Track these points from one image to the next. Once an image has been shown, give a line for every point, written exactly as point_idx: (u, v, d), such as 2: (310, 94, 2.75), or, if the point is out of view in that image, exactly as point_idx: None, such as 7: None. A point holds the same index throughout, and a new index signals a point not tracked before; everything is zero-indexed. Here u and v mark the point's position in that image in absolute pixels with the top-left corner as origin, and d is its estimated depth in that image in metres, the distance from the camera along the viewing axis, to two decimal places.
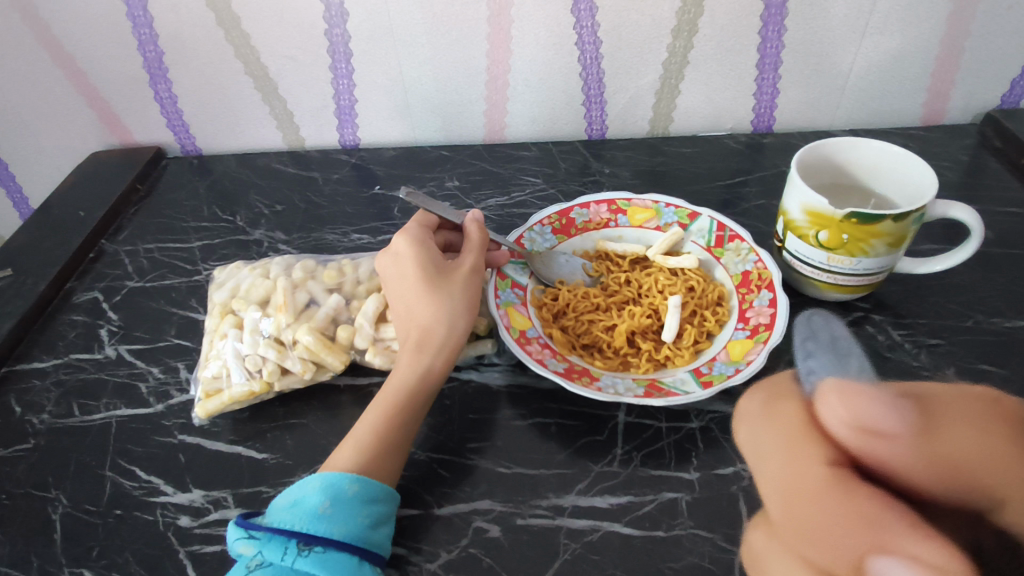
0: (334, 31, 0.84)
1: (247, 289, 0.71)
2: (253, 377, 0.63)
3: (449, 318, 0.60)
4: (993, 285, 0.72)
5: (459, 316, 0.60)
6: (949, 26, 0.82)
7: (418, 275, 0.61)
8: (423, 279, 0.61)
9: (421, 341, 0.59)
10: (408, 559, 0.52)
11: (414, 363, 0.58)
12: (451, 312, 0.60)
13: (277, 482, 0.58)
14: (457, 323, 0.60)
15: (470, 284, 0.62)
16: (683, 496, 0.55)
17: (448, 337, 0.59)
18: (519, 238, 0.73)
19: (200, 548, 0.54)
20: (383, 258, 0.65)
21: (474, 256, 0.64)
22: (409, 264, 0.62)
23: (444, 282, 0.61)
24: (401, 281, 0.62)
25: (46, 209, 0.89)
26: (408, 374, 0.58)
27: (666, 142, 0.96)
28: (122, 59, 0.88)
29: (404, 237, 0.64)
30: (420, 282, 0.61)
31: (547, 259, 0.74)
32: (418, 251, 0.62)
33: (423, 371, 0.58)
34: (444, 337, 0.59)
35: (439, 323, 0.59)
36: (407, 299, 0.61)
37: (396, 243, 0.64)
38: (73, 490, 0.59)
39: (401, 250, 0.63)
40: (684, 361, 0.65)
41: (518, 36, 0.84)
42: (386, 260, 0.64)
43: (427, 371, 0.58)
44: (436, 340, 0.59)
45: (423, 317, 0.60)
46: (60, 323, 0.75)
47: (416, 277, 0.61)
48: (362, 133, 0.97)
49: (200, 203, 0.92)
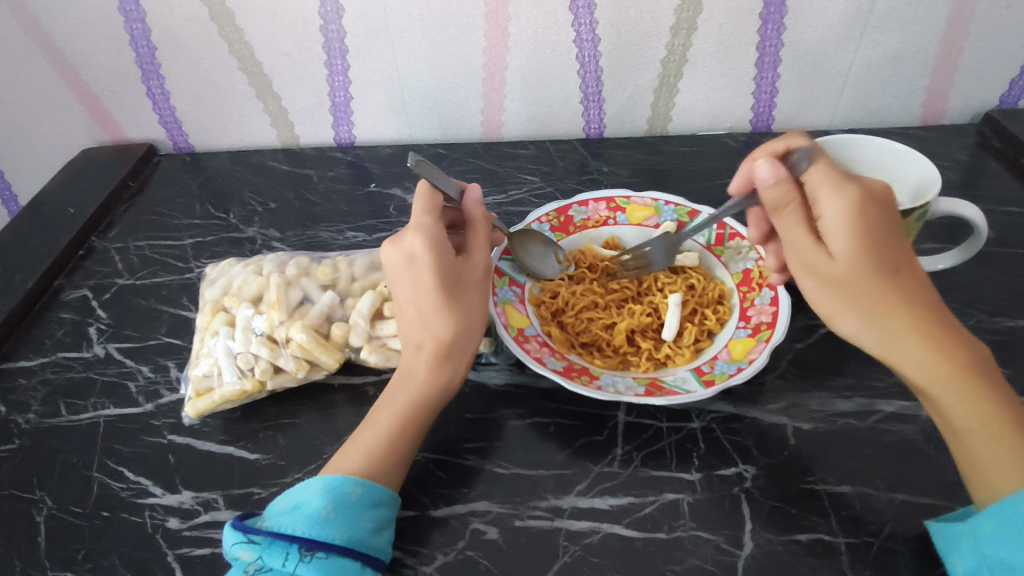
0: (329, 27, 0.83)
1: (240, 286, 0.69)
2: (244, 376, 0.62)
3: (467, 333, 0.56)
4: (995, 284, 0.72)
5: (478, 324, 0.57)
6: (949, 25, 0.82)
7: (441, 281, 0.55)
8: (442, 290, 0.55)
9: (439, 356, 0.55)
10: (403, 562, 0.51)
11: (438, 375, 0.54)
12: (470, 324, 0.56)
13: (269, 484, 0.57)
14: (477, 330, 0.57)
15: (484, 285, 0.58)
16: (685, 497, 0.54)
17: (466, 353, 0.56)
18: (519, 231, 0.71)
19: (189, 552, 0.52)
20: (391, 253, 0.56)
21: (484, 256, 0.59)
22: (426, 272, 0.55)
23: (464, 288, 0.56)
24: (416, 286, 0.55)
25: (36, 205, 0.87)
26: (424, 388, 0.54)
27: (664, 141, 0.95)
28: (112, 54, 0.87)
29: (418, 234, 0.56)
30: (439, 290, 0.55)
31: (535, 240, 0.72)
32: (438, 254, 0.55)
33: (446, 381, 0.55)
34: (466, 345, 0.56)
35: (459, 336, 0.55)
36: (422, 310, 0.55)
37: (410, 242, 0.55)
38: (59, 492, 0.57)
39: (419, 251, 0.55)
40: (685, 359, 0.63)
41: (515, 33, 0.83)
42: (396, 259, 0.56)
43: (450, 381, 0.55)
44: (461, 349, 0.55)
45: (445, 325, 0.55)
46: (48, 322, 0.74)
47: (433, 288, 0.55)
48: (358, 131, 0.96)
49: (192, 201, 0.91)
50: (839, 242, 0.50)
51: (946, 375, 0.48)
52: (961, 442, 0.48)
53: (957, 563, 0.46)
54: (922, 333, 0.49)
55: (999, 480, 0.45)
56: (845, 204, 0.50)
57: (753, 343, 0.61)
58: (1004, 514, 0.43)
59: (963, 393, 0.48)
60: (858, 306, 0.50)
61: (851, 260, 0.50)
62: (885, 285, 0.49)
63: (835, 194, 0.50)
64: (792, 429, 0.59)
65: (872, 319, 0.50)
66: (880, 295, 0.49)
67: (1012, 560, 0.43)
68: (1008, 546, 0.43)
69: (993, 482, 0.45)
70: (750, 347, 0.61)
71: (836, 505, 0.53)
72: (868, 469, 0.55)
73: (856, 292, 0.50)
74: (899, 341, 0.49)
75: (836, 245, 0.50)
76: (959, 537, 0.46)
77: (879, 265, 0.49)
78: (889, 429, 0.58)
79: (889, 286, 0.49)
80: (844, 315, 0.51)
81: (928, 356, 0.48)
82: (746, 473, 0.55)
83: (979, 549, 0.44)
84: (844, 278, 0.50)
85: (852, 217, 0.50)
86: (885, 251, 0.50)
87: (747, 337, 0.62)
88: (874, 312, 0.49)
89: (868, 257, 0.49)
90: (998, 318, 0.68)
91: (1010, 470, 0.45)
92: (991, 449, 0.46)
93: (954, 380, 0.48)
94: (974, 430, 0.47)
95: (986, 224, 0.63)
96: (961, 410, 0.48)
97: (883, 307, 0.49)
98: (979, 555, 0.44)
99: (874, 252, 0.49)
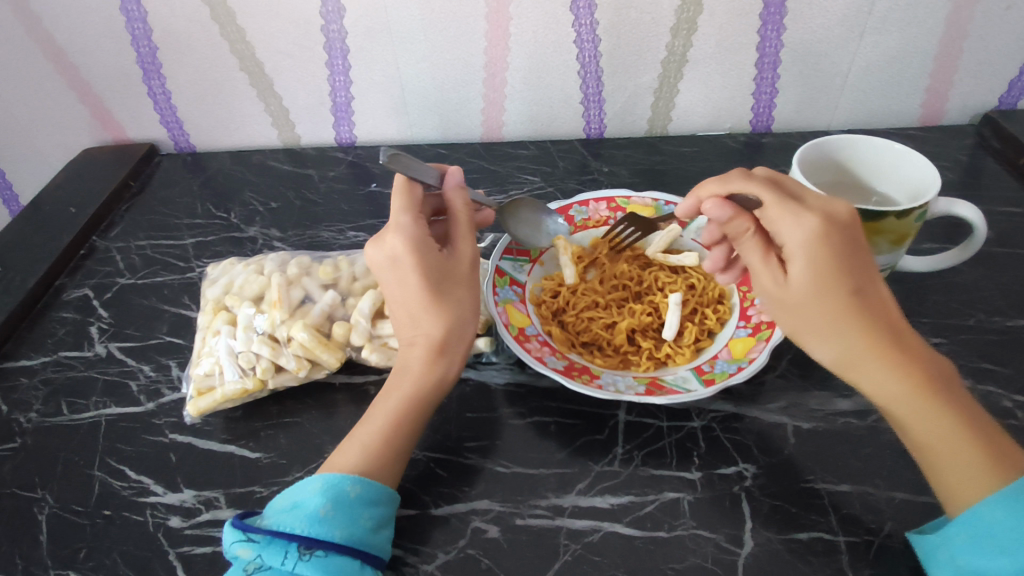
0: (331, 27, 0.83)
1: (241, 285, 0.69)
2: (245, 375, 0.62)
3: (458, 327, 0.56)
4: (994, 284, 0.72)
5: (471, 316, 0.57)
6: (948, 27, 0.82)
7: (428, 280, 0.55)
8: (429, 289, 0.54)
9: (433, 352, 0.55)
10: (404, 560, 0.51)
11: (433, 371, 0.55)
12: (462, 319, 0.56)
13: (270, 482, 0.57)
14: (470, 323, 0.57)
15: (472, 278, 0.58)
16: (685, 496, 0.54)
17: (460, 346, 0.56)
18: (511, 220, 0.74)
19: (190, 550, 0.53)
20: (375, 252, 0.56)
21: (470, 246, 0.59)
22: (411, 272, 0.55)
23: (453, 284, 0.56)
24: (404, 285, 0.55)
25: (37, 205, 0.87)
26: (421, 384, 0.54)
27: (664, 141, 0.95)
28: (112, 54, 0.87)
29: (398, 235, 0.55)
30: (427, 289, 0.54)
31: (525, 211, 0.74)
32: (420, 252, 0.55)
33: (442, 375, 0.55)
34: (460, 339, 0.56)
35: (452, 332, 0.55)
36: (411, 308, 0.55)
37: (392, 244, 0.55)
38: (61, 490, 0.57)
39: (400, 252, 0.55)
40: (686, 359, 0.64)
41: (516, 33, 0.83)
42: (381, 260, 0.56)
43: (445, 376, 0.55)
44: (455, 345, 0.55)
45: (436, 322, 0.55)
46: (49, 321, 0.74)
47: (421, 288, 0.54)
48: (358, 131, 0.96)
49: (193, 201, 0.91)
50: (798, 268, 0.49)
51: (904, 393, 0.48)
52: (926, 456, 0.48)
53: (935, 573, 0.46)
54: (886, 356, 0.48)
55: (966, 490, 0.45)
56: (802, 231, 0.48)
57: (753, 342, 0.62)
58: (972, 525, 0.44)
59: (927, 410, 0.47)
60: (816, 323, 0.49)
61: (808, 289, 0.49)
62: (837, 309, 0.48)
63: (794, 223, 0.49)
64: (793, 429, 0.59)
65: (833, 340, 0.49)
66: (837, 317, 0.48)
67: (984, 567, 0.43)
68: (980, 554, 0.43)
69: (960, 492, 0.46)
70: (750, 346, 0.62)
71: (836, 504, 0.53)
72: (868, 468, 0.56)
73: (812, 314, 0.49)
74: (860, 361, 0.49)
75: (793, 271, 0.49)
76: (932, 548, 0.46)
77: (841, 291, 0.48)
78: (888, 428, 0.59)
79: (845, 309, 0.48)
80: (806, 331, 0.50)
81: (888, 375, 0.48)
82: (746, 473, 0.55)
83: (953, 559, 0.44)
84: (805, 302, 0.49)
85: (813, 247, 0.48)
86: (844, 277, 0.48)
87: (748, 337, 0.63)
88: (831, 334, 0.49)
89: (827, 286, 0.48)
90: (996, 318, 0.68)
91: (974, 480, 0.45)
92: (958, 462, 0.46)
93: (916, 400, 0.47)
94: (935, 444, 0.47)
95: (984, 224, 0.64)
96: (921, 427, 0.48)
97: (842, 326, 0.48)
98: (955, 566, 0.44)
99: (835, 279, 0.48)
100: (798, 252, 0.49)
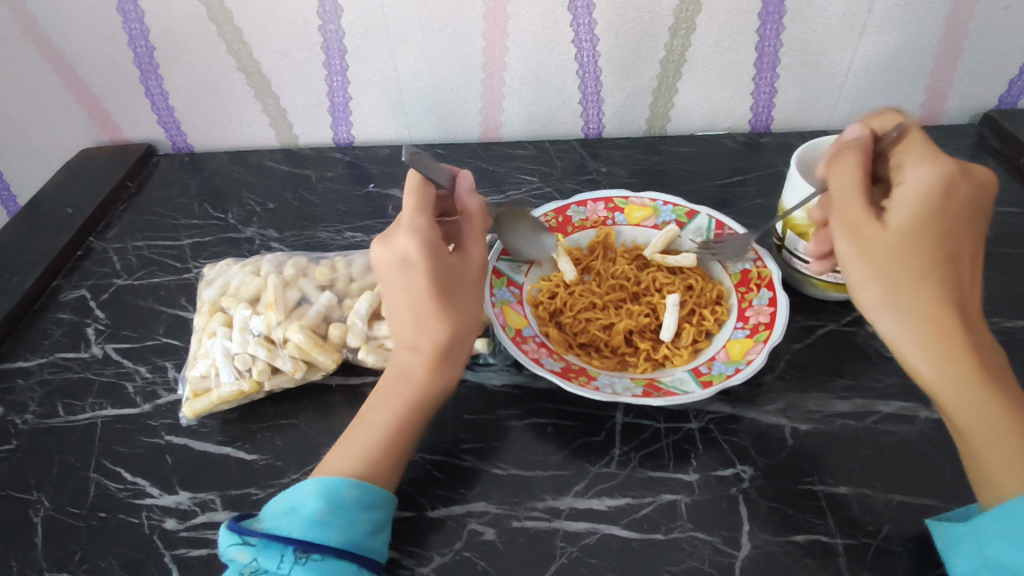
0: (328, 27, 0.83)
1: (238, 287, 0.69)
2: (241, 377, 0.62)
3: (461, 333, 0.55)
4: (993, 285, 0.72)
5: (474, 323, 0.56)
6: (948, 26, 0.82)
7: (436, 284, 0.54)
8: (436, 294, 0.54)
9: (436, 358, 0.54)
10: (400, 562, 0.51)
11: (436, 378, 0.54)
12: (466, 326, 0.55)
13: (266, 484, 0.57)
14: (472, 330, 0.56)
15: (478, 283, 0.58)
16: (682, 498, 0.54)
17: (462, 353, 0.55)
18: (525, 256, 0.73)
19: (186, 552, 0.52)
20: (385, 254, 0.55)
21: (477, 251, 0.58)
22: (421, 276, 0.53)
23: (458, 289, 0.56)
24: (411, 288, 0.54)
25: (34, 205, 0.87)
26: (425, 390, 0.54)
27: (663, 141, 0.95)
28: (109, 54, 0.87)
29: (412, 237, 0.54)
30: (434, 295, 0.54)
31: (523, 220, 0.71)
32: (432, 257, 0.54)
33: (445, 383, 0.54)
34: (462, 346, 0.55)
35: (456, 339, 0.54)
36: (416, 313, 0.54)
37: (404, 245, 0.54)
38: (57, 492, 0.57)
39: (412, 254, 0.54)
40: (683, 360, 0.63)
41: (514, 33, 0.83)
42: (389, 261, 0.55)
43: (448, 383, 0.55)
44: (458, 350, 0.55)
45: (442, 328, 0.54)
46: (46, 322, 0.73)
47: (428, 292, 0.53)
48: (356, 131, 0.96)
49: (190, 201, 0.91)
50: (902, 211, 0.49)
51: (959, 372, 0.46)
52: (968, 443, 0.47)
53: (957, 562, 0.46)
54: (950, 327, 0.47)
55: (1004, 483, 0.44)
56: (923, 179, 0.50)
57: (751, 343, 0.61)
58: (1010, 518, 0.43)
59: (976, 395, 0.46)
60: (890, 274, 0.48)
61: (902, 233, 0.49)
62: (923, 260, 0.48)
63: (921, 168, 0.51)
64: (790, 430, 0.59)
65: (899, 298, 0.48)
66: (917, 273, 0.48)
67: (1015, 562, 0.42)
68: (1011, 548, 0.42)
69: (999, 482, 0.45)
70: (748, 347, 0.61)
71: (834, 505, 0.53)
72: (866, 470, 0.55)
73: (889, 265, 0.48)
74: (921, 329, 0.47)
75: (895, 214, 0.50)
76: (960, 538, 0.46)
77: (937, 247, 0.48)
78: (887, 430, 0.58)
79: (923, 267, 0.48)
80: (873, 280, 0.49)
81: (947, 351, 0.46)
82: (744, 474, 0.55)
83: (981, 551, 0.44)
84: (890, 246, 0.49)
85: (926, 195, 0.49)
86: (943, 235, 0.48)
87: (745, 338, 0.62)
88: (901, 289, 0.48)
89: (926, 235, 0.48)
90: (996, 318, 0.68)
91: (1012, 473, 0.44)
92: (1000, 454, 0.45)
93: (967, 384, 0.46)
94: (979, 431, 0.46)
95: None
96: (965, 411, 0.46)
97: (917, 282, 0.48)
98: (982, 558, 0.44)
99: (935, 232, 0.48)
100: (908, 197, 0.49)
